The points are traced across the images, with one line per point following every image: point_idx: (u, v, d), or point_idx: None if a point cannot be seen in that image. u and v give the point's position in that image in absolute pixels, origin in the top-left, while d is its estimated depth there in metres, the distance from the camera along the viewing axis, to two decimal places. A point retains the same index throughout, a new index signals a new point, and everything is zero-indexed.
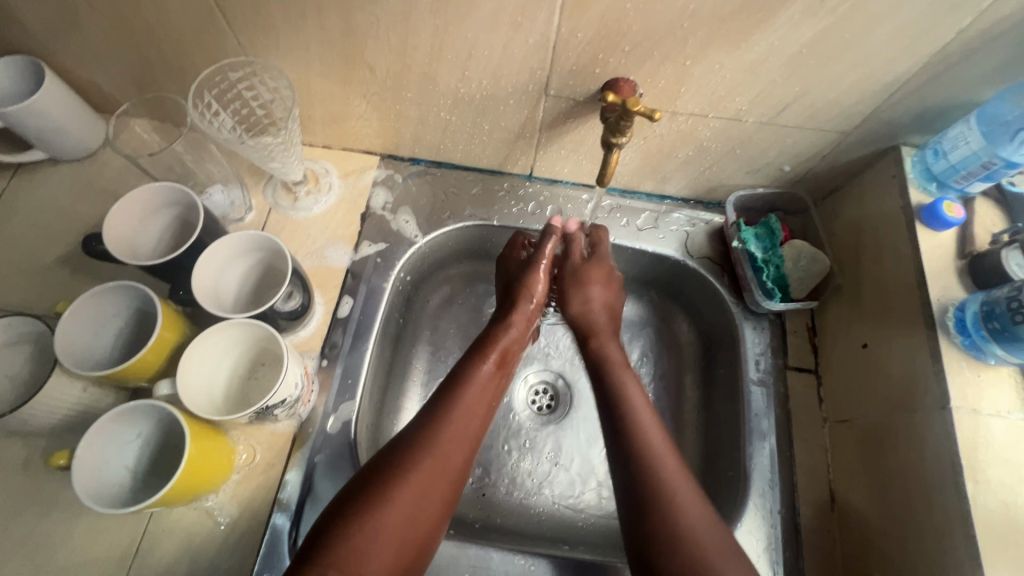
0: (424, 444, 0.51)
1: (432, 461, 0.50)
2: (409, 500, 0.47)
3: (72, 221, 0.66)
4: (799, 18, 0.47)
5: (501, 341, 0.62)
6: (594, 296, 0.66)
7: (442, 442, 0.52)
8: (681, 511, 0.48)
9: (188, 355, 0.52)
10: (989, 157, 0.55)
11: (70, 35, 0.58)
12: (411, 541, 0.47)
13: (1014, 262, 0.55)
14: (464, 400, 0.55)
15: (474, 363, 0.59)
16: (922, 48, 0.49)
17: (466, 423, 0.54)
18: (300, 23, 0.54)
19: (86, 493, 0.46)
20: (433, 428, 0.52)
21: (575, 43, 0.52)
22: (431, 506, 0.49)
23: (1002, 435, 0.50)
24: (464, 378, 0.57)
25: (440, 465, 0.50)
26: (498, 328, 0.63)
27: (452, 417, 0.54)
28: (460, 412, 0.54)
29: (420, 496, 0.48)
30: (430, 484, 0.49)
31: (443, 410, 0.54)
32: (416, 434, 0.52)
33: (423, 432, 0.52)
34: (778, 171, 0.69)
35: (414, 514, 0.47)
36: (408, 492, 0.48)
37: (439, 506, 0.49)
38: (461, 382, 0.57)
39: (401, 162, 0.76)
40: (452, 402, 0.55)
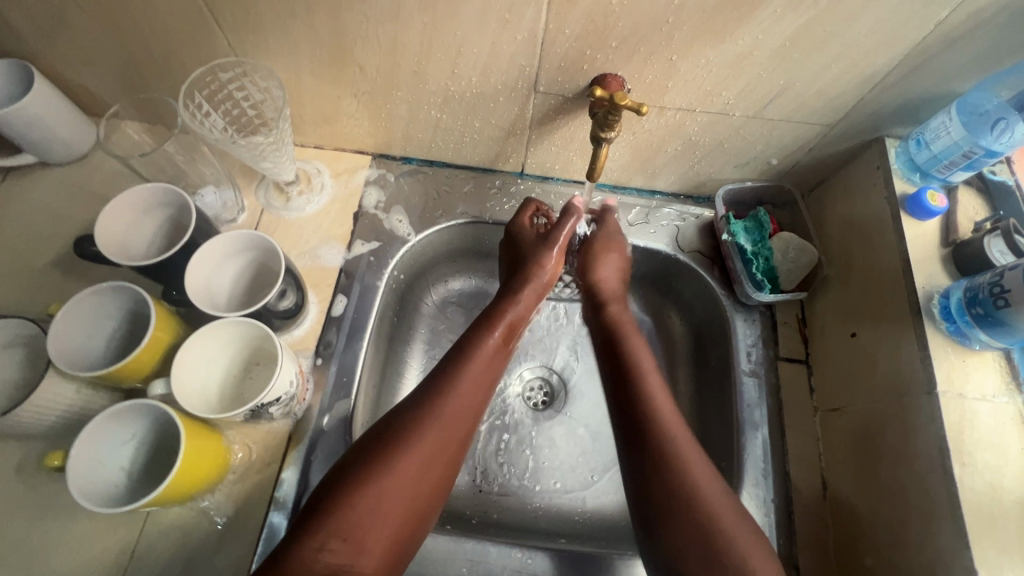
0: (426, 415, 0.52)
1: (437, 430, 0.51)
2: (411, 469, 0.49)
3: (63, 225, 0.66)
4: (782, 12, 0.48)
5: (509, 314, 0.63)
6: (606, 273, 0.68)
7: (446, 413, 0.52)
8: (697, 479, 0.50)
9: (182, 355, 0.52)
10: (970, 146, 0.56)
11: (59, 37, 0.58)
12: (413, 509, 0.48)
13: (997, 249, 0.56)
14: (468, 371, 0.56)
15: (480, 333, 0.60)
16: (903, 40, 0.50)
17: (474, 393, 0.55)
18: (290, 23, 0.55)
19: (81, 493, 0.46)
20: (437, 400, 0.53)
21: (563, 40, 0.53)
22: (433, 476, 0.50)
23: (988, 418, 0.51)
24: (472, 347, 0.58)
25: (444, 434, 0.51)
26: (504, 301, 0.64)
27: (457, 389, 0.54)
28: (464, 385, 0.55)
29: (425, 464, 0.49)
30: (435, 453, 0.50)
31: (445, 381, 0.55)
32: (417, 405, 0.52)
33: (427, 403, 0.53)
34: (766, 165, 0.69)
35: (418, 483, 0.49)
36: (413, 460, 0.49)
37: (442, 476, 0.51)
38: (467, 353, 0.57)
39: (393, 161, 0.76)
40: (459, 371, 0.56)
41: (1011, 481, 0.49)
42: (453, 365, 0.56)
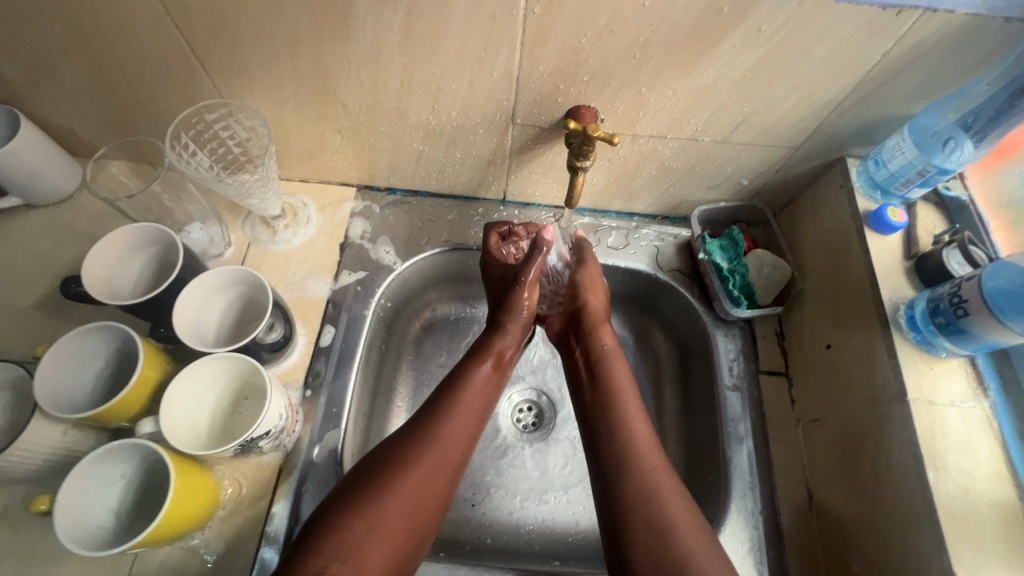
0: (426, 437, 0.53)
1: (437, 456, 0.52)
2: (411, 491, 0.49)
3: (49, 265, 0.66)
4: (740, 46, 0.51)
5: (497, 345, 0.64)
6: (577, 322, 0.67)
7: (444, 438, 0.53)
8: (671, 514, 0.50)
9: (171, 393, 0.52)
10: (923, 165, 0.59)
11: (45, 84, 0.60)
12: (413, 530, 0.48)
13: (954, 260, 0.59)
14: (462, 397, 0.57)
15: (470, 362, 0.61)
16: (853, 70, 0.53)
17: (466, 421, 0.56)
18: (274, 66, 0.57)
19: (68, 537, 0.46)
20: (433, 423, 0.54)
21: (537, 75, 0.56)
22: (432, 497, 0.50)
23: (957, 423, 0.54)
24: (464, 376, 0.59)
25: (439, 457, 0.52)
26: (492, 333, 0.65)
27: (453, 414, 0.56)
28: (462, 407, 0.56)
29: (423, 493, 0.50)
30: (436, 477, 0.51)
31: (443, 404, 0.56)
32: (412, 429, 0.54)
33: (424, 427, 0.54)
34: (737, 186, 0.72)
35: (416, 503, 0.49)
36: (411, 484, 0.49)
37: (439, 500, 0.51)
38: (461, 380, 0.59)
39: (378, 192, 0.78)
40: (454, 397, 0.57)
41: (982, 484, 0.51)
42: (449, 390, 0.58)
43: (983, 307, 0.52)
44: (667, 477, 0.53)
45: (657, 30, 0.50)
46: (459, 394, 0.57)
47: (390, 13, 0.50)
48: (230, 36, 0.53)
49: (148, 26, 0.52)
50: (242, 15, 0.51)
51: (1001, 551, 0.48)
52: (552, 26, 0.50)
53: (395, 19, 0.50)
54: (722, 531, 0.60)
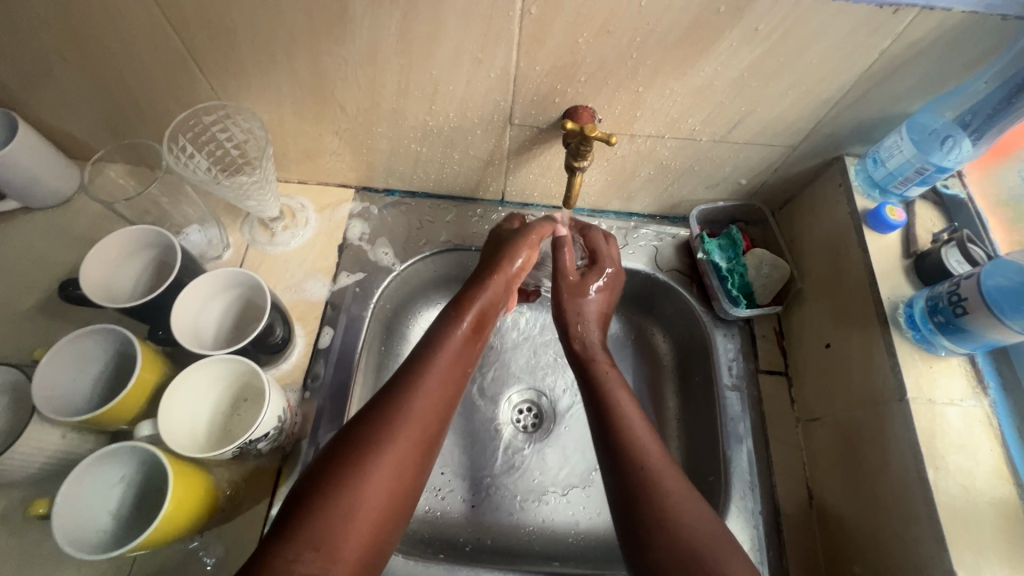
0: (395, 415, 0.52)
1: (411, 431, 0.52)
2: (385, 472, 0.49)
3: (47, 269, 0.66)
4: (737, 45, 0.51)
5: (478, 300, 0.63)
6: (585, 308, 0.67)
7: (416, 411, 0.53)
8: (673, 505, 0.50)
9: (169, 395, 0.52)
10: (921, 163, 0.59)
11: (43, 87, 0.60)
12: (388, 511, 0.48)
13: (953, 258, 0.59)
14: (433, 371, 0.56)
15: (449, 324, 0.61)
16: (850, 69, 0.53)
17: (442, 391, 0.56)
18: (271, 68, 0.57)
19: (66, 541, 0.45)
20: (403, 400, 0.53)
21: (534, 75, 0.55)
22: (406, 477, 0.50)
23: (956, 422, 0.53)
24: (439, 340, 0.59)
25: (410, 435, 0.51)
26: (473, 289, 0.64)
27: (424, 386, 0.55)
28: (430, 382, 0.55)
29: (397, 472, 0.49)
30: (410, 456, 0.51)
31: (412, 379, 0.55)
32: (379, 408, 0.52)
33: (395, 401, 0.53)
34: (735, 185, 0.72)
35: (390, 486, 0.49)
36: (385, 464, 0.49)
37: (413, 480, 0.51)
38: (436, 346, 0.59)
39: (376, 194, 0.78)
40: (425, 368, 0.56)
41: (981, 483, 0.51)
42: (420, 364, 0.57)
43: (982, 306, 0.52)
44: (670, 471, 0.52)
45: (653, 30, 0.50)
46: (428, 369, 0.56)
47: (387, 14, 0.50)
48: (227, 38, 0.53)
49: (144, 29, 0.52)
50: (238, 17, 0.51)
51: (1001, 549, 0.48)
52: (549, 27, 0.50)
53: (392, 20, 0.50)
54: None
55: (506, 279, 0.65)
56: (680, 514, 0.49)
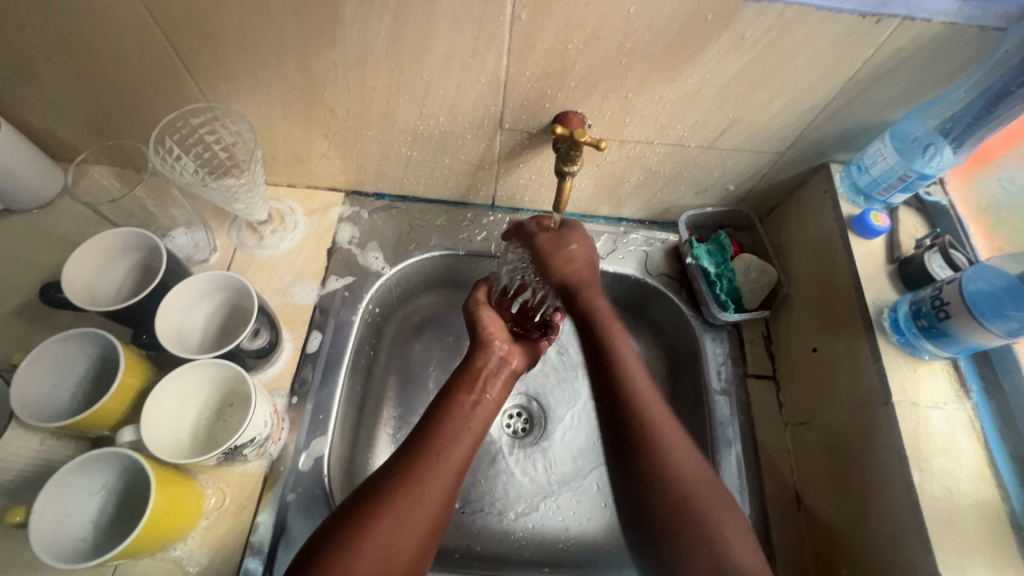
0: (401, 476, 0.51)
1: (412, 498, 0.49)
2: (384, 536, 0.47)
3: (29, 272, 0.65)
4: (724, 53, 0.52)
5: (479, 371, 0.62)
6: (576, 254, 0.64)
7: (421, 475, 0.51)
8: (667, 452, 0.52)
9: (152, 400, 0.51)
10: (904, 170, 0.60)
11: (26, 87, 0.59)
12: None
13: (936, 263, 0.60)
14: (440, 438, 0.54)
15: (457, 392, 0.59)
16: (835, 78, 0.54)
17: (448, 458, 0.53)
18: (260, 70, 0.56)
19: (44, 550, 0.44)
20: (407, 467, 0.51)
21: (524, 80, 0.56)
22: (409, 542, 0.48)
23: (940, 425, 0.54)
24: (447, 406, 0.58)
25: (425, 500, 0.50)
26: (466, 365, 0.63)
27: (433, 450, 0.53)
28: (439, 449, 0.54)
29: (396, 537, 0.47)
30: (410, 522, 0.48)
31: (416, 449, 0.53)
32: (389, 473, 0.51)
33: (403, 463, 0.52)
34: (723, 191, 0.73)
35: (385, 551, 0.46)
36: (382, 531, 0.47)
37: (420, 542, 0.49)
38: (444, 413, 0.57)
39: (366, 198, 0.77)
40: (436, 430, 0.55)
41: (965, 485, 0.51)
42: (429, 427, 0.55)
43: (965, 310, 0.53)
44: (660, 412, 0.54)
45: (642, 37, 0.50)
46: (439, 438, 0.54)
47: (378, 18, 0.50)
48: (215, 38, 0.53)
49: (132, 29, 0.52)
50: (227, 19, 0.50)
51: (985, 551, 0.49)
52: (539, 32, 0.50)
53: (383, 24, 0.50)
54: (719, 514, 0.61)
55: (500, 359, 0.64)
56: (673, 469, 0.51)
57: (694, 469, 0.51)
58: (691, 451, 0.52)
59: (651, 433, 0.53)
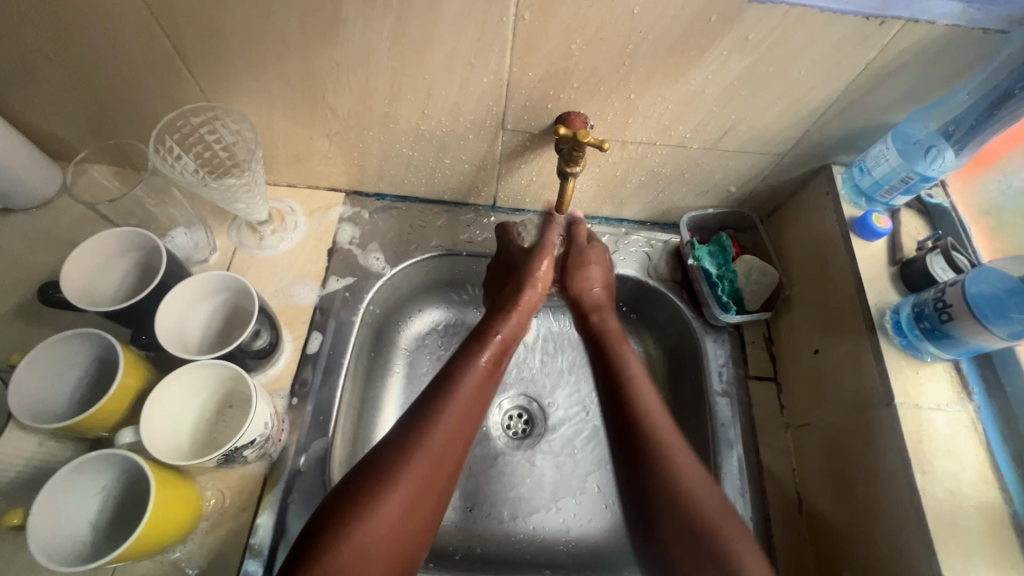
0: (418, 439, 0.52)
1: (430, 460, 0.52)
2: (404, 498, 0.49)
3: (27, 271, 0.64)
4: (727, 54, 0.52)
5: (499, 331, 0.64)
6: (593, 275, 0.69)
7: (439, 439, 0.53)
8: (682, 471, 0.53)
9: (152, 401, 0.51)
10: (906, 172, 0.60)
11: (24, 86, 0.58)
12: (405, 540, 0.48)
13: (938, 265, 0.60)
14: (459, 401, 0.56)
15: (472, 352, 0.61)
16: (837, 79, 0.54)
17: (464, 419, 0.56)
18: (261, 69, 0.56)
19: (43, 553, 0.44)
20: (429, 425, 0.54)
21: (527, 81, 0.56)
22: (427, 503, 0.50)
23: (942, 426, 0.54)
24: (461, 371, 0.59)
25: (435, 475, 0.52)
26: (497, 318, 0.65)
27: (450, 411, 0.55)
28: (453, 423, 0.55)
29: (414, 497, 0.50)
30: (428, 483, 0.51)
31: (438, 407, 0.55)
32: (408, 433, 0.53)
33: (420, 426, 0.53)
34: (725, 192, 0.73)
35: (407, 510, 0.49)
36: (402, 492, 0.49)
37: (436, 500, 0.51)
38: (460, 375, 0.58)
39: (366, 198, 0.77)
40: (451, 393, 0.56)
41: (968, 487, 0.51)
42: (444, 388, 0.57)
43: (967, 313, 0.53)
44: (665, 419, 0.57)
45: (646, 38, 0.50)
46: (453, 410, 0.55)
47: (380, 18, 0.50)
48: (216, 37, 0.52)
49: (132, 27, 0.51)
50: (228, 17, 0.50)
51: (987, 553, 0.49)
52: (542, 32, 0.50)
53: (385, 23, 0.50)
54: None
55: (528, 308, 0.67)
56: (687, 482, 0.53)
57: (706, 489, 0.53)
58: (700, 473, 0.54)
59: (668, 456, 0.54)
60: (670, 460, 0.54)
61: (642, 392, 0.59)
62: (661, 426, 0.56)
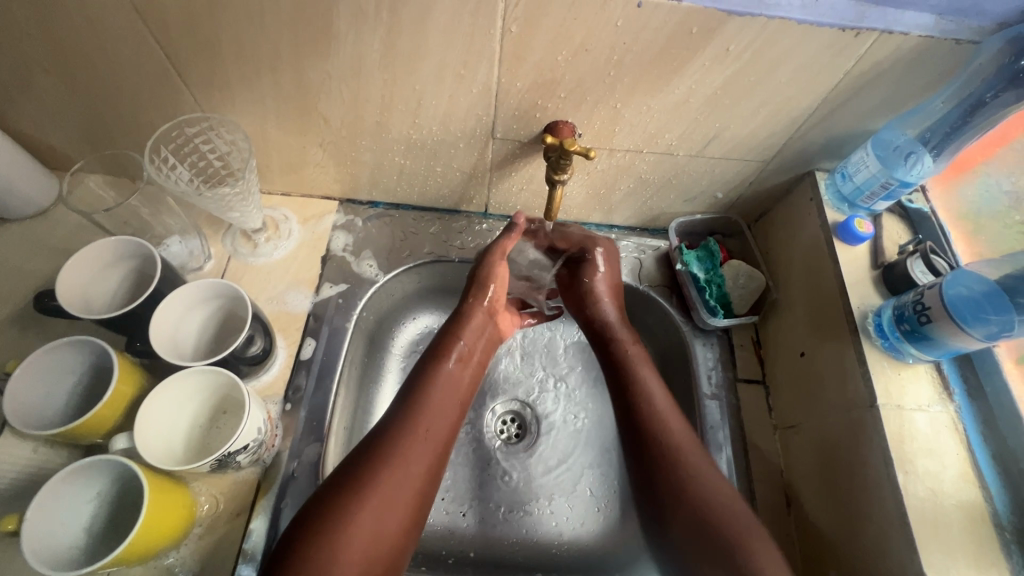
0: (386, 453, 0.52)
1: (393, 475, 0.51)
2: (369, 513, 0.48)
3: (23, 280, 0.65)
4: (709, 64, 0.53)
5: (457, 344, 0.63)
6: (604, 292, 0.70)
7: (402, 452, 0.52)
8: (700, 481, 0.55)
9: (145, 407, 0.52)
10: (886, 178, 0.61)
11: (21, 97, 0.59)
12: (375, 555, 0.48)
13: (918, 269, 0.61)
14: (424, 413, 0.56)
15: (434, 365, 0.61)
16: (816, 89, 0.56)
17: (429, 431, 0.55)
18: (254, 80, 0.57)
19: (34, 558, 0.44)
20: (397, 438, 0.53)
21: (515, 91, 0.57)
22: (394, 518, 0.49)
23: (924, 427, 0.55)
24: (427, 383, 0.59)
25: (408, 480, 0.51)
26: (451, 332, 0.64)
27: (416, 424, 0.55)
28: (423, 425, 0.55)
29: (379, 511, 0.49)
30: (392, 497, 0.50)
31: (405, 419, 0.55)
32: (377, 445, 0.53)
33: (389, 438, 0.53)
34: (712, 199, 0.74)
35: (373, 523, 0.48)
36: (368, 506, 0.49)
37: (406, 513, 0.50)
38: (426, 388, 0.58)
39: (360, 206, 0.78)
40: (417, 405, 0.56)
41: (949, 486, 0.52)
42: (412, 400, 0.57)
43: (945, 314, 0.54)
44: (677, 419, 0.60)
45: (630, 49, 0.52)
46: (423, 414, 0.56)
47: (371, 31, 0.51)
48: (211, 49, 0.54)
49: (128, 40, 0.52)
50: (223, 30, 0.51)
51: (968, 550, 0.50)
52: (529, 43, 0.51)
53: (376, 35, 0.51)
54: None
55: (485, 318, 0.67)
56: (699, 490, 0.55)
57: (722, 492, 0.55)
58: (716, 481, 0.56)
59: (680, 460, 0.57)
60: (681, 458, 0.57)
61: (653, 399, 0.62)
62: (676, 432, 0.59)
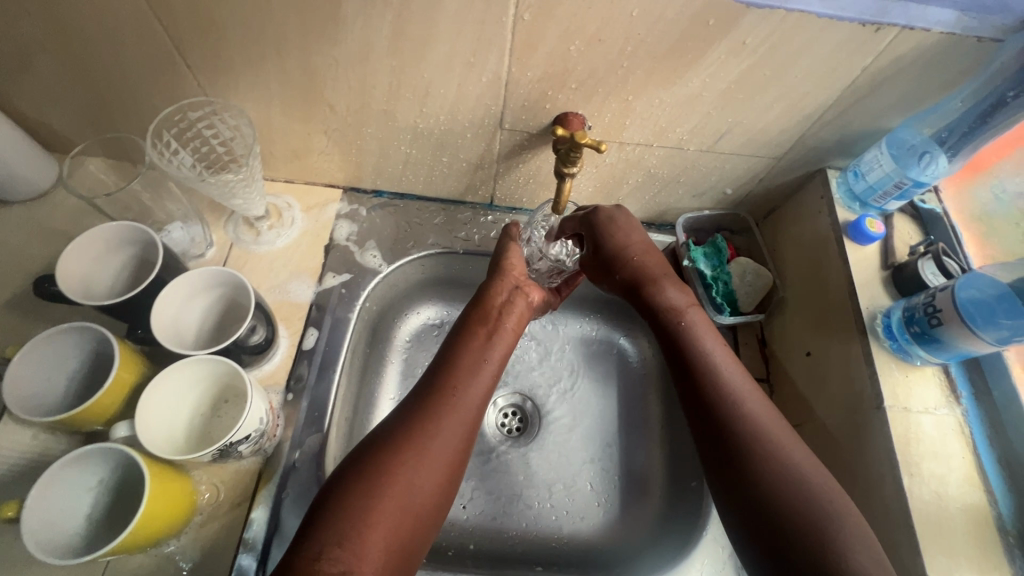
0: (429, 410, 0.52)
1: (433, 431, 0.50)
2: (410, 468, 0.48)
3: (22, 264, 0.64)
4: (725, 57, 0.52)
5: (493, 305, 0.62)
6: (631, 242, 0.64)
7: (445, 407, 0.52)
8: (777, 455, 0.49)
9: (147, 395, 0.51)
10: (900, 177, 0.61)
11: (20, 77, 0.58)
12: (411, 511, 0.47)
13: (929, 270, 0.61)
14: (463, 372, 0.55)
15: (468, 328, 0.60)
16: (833, 84, 0.55)
17: (469, 393, 0.54)
18: (259, 64, 0.56)
19: (34, 544, 0.44)
20: (437, 397, 0.53)
21: (525, 81, 0.56)
22: (433, 474, 0.48)
23: (931, 430, 0.55)
24: (462, 345, 0.58)
25: (443, 435, 0.50)
26: (484, 295, 0.63)
27: (453, 381, 0.54)
28: (454, 383, 0.54)
29: (419, 466, 0.48)
30: (432, 453, 0.49)
31: (440, 378, 0.54)
32: (415, 404, 0.52)
33: (427, 394, 0.53)
34: (721, 194, 0.73)
35: (413, 477, 0.47)
36: (407, 461, 0.48)
37: (445, 473, 0.49)
38: (462, 348, 0.57)
39: (364, 195, 0.77)
40: (454, 364, 0.56)
41: (954, 489, 0.52)
42: (448, 359, 0.56)
43: (956, 317, 0.54)
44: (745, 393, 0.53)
45: (644, 40, 0.50)
46: (455, 373, 0.55)
47: (379, 16, 0.50)
48: (215, 32, 0.52)
49: (129, 21, 0.51)
50: (227, 13, 0.50)
51: (970, 552, 0.50)
52: (542, 32, 0.50)
53: (385, 21, 0.50)
54: (705, 533, 0.63)
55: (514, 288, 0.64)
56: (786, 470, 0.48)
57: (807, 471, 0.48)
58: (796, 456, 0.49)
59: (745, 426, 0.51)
60: (758, 435, 0.50)
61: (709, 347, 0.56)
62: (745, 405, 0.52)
